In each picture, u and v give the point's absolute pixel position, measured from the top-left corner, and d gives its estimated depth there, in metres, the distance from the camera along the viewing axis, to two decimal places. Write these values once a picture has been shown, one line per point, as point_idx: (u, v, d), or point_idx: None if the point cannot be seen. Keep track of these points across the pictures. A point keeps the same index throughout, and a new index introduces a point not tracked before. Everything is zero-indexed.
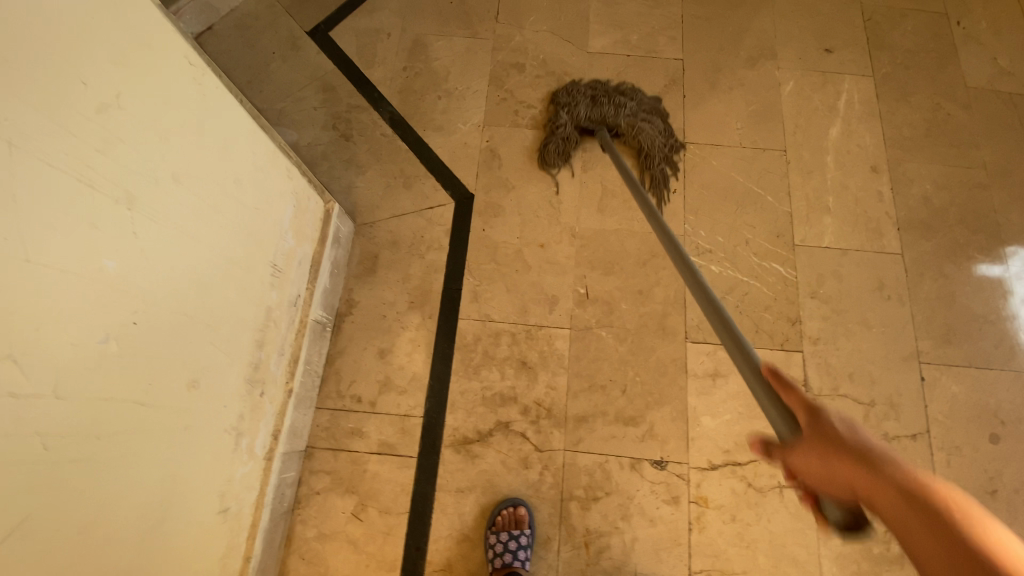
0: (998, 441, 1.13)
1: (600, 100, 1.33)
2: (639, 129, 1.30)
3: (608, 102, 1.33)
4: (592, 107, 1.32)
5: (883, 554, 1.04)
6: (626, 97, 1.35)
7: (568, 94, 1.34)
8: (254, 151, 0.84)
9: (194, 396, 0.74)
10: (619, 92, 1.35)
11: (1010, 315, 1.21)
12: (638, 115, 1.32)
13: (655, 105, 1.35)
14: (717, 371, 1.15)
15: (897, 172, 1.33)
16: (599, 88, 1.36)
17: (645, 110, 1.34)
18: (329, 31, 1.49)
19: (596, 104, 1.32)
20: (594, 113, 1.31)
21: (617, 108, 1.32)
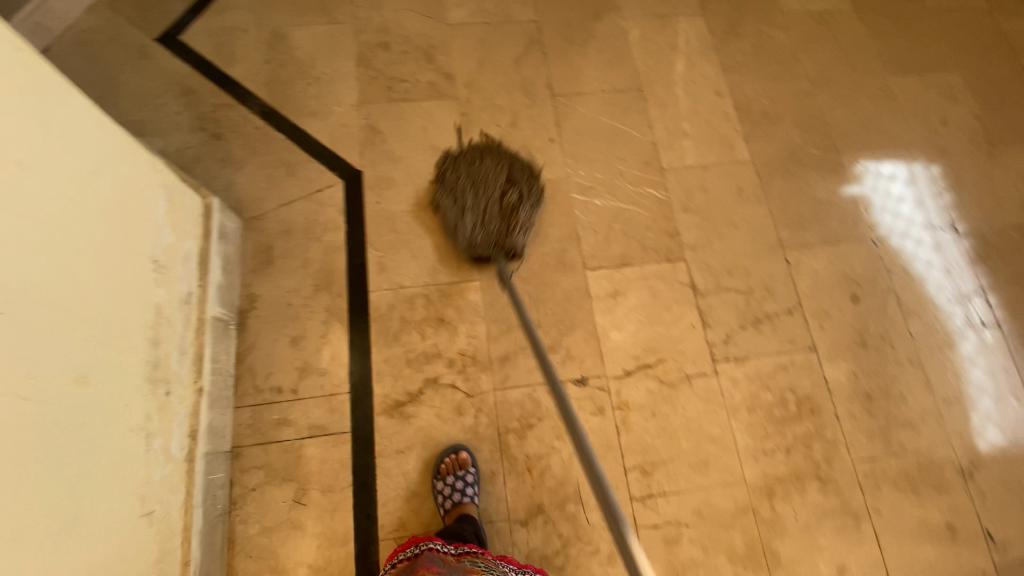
0: (858, 300, 1.33)
1: (477, 199, 1.23)
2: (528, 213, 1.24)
3: (487, 199, 1.23)
4: (477, 216, 1.21)
5: (783, 414, 1.20)
6: (497, 182, 1.26)
7: (479, 176, 1.27)
8: (110, 144, 0.82)
9: (86, 393, 0.72)
10: (487, 177, 1.26)
11: (849, 196, 1.43)
12: (520, 199, 1.25)
13: (525, 171, 1.29)
14: (616, 290, 1.25)
15: (737, 93, 1.50)
16: (514, 185, 1.26)
17: (520, 188, 1.27)
18: (180, 35, 1.43)
19: (476, 207, 1.22)
20: (482, 223, 1.21)
21: (500, 204, 1.23)
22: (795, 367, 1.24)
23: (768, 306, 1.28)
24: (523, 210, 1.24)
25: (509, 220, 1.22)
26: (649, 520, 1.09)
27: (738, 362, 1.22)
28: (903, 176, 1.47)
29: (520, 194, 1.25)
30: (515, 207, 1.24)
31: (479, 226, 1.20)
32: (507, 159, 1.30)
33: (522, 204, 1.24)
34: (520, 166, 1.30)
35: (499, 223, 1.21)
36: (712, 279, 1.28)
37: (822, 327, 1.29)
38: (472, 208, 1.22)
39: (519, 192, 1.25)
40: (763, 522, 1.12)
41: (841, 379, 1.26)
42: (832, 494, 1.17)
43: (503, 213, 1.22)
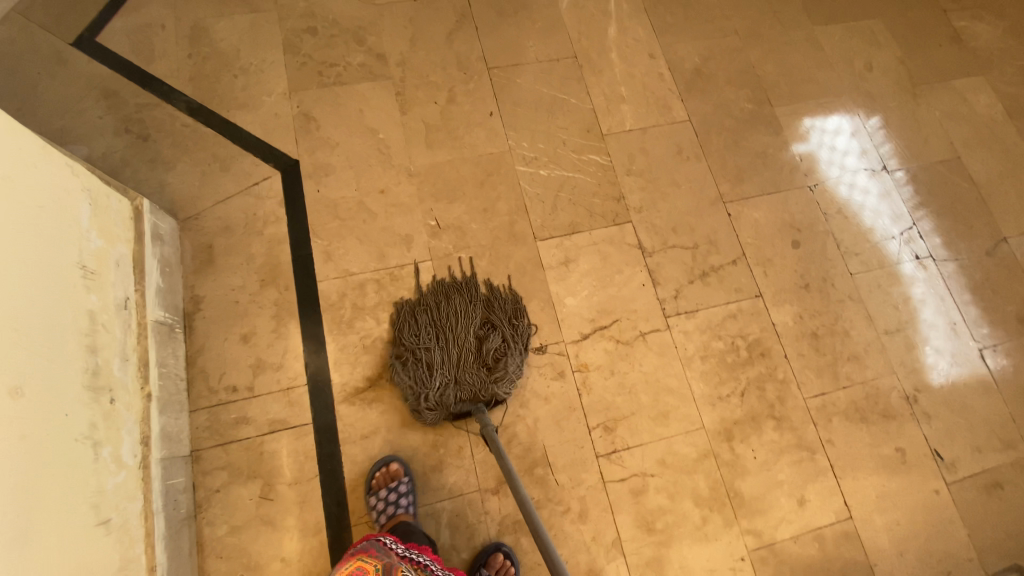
0: (799, 245, 1.38)
1: (448, 351, 1.11)
2: (508, 361, 1.12)
3: (460, 351, 1.11)
4: (450, 370, 1.10)
5: (737, 360, 1.25)
6: (471, 327, 1.14)
7: (448, 320, 1.15)
8: (20, 146, 0.79)
9: (22, 404, 0.70)
10: (459, 323, 1.14)
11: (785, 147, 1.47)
12: (497, 344, 1.13)
13: (501, 309, 1.18)
14: (567, 258, 1.27)
15: (671, 54, 1.53)
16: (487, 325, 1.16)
17: (495, 328, 1.16)
18: (93, 36, 1.36)
19: (449, 360, 1.11)
20: (458, 381, 1.09)
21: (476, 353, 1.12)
22: (744, 315, 1.29)
23: (714, 258, 1.32)
24: (502, 358, 1.13)
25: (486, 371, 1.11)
26: (617, 474, 1.12)
27: (689, 315, 1.25)
28: (848, 128, 1.53)
29: (499, 337, 1.14)
30: (493, 357, 1.13)
31: (455, 384, 1.08)
32: (481, 299, 1.19)
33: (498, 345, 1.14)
34: (495, 304, 1.19)
35: (477, 376, 1.09)
36: (658, 238, 1.31)
37: (766, 274, 1.34)
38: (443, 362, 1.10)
39: (496, 335, 1.14)
40: (725, 464, 1.17)
41: (788, 322, 1.31)
42: (787, 432, 1.23)
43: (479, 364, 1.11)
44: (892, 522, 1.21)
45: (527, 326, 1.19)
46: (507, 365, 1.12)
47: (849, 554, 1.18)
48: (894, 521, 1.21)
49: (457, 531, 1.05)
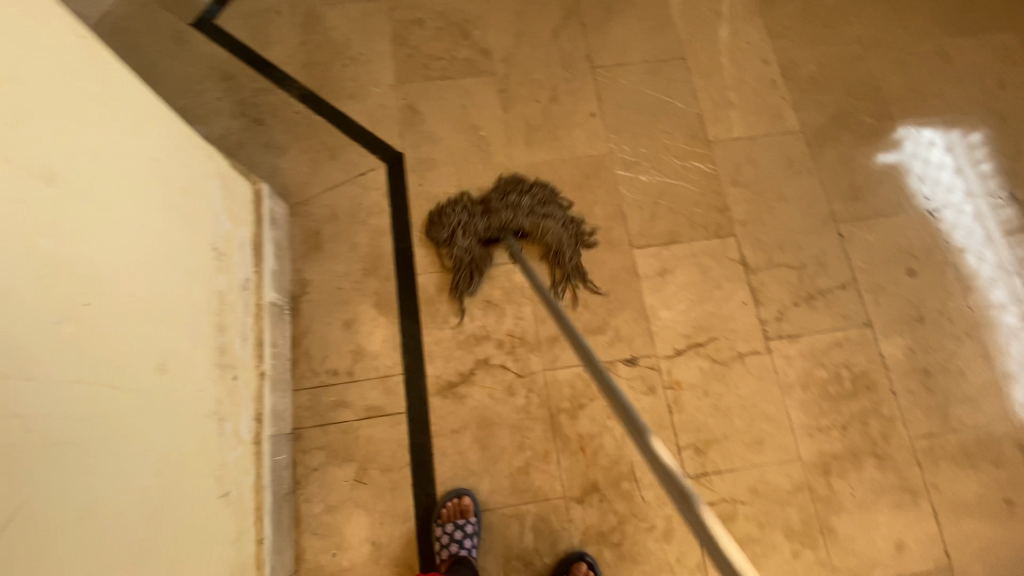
0: (914, 274, 1.28)
1: (495, 200, 1.21)
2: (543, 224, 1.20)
3: (506, 202, 1.21)
4: (490, 211, 1.20)
5: (838, 391, 1.18)
6: (524, 190, 1.24)
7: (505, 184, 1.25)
8: (168, 131, 0.82)
9: (166, 380, 0.73)
10: (516, 184, 1.24)
11: (903, 166, 1.37)
12: (541, 210, 1.21)
13: (557, 197, 1.26)
14: (665, 268, 1.23)
15: (785, 60, 1.44)
16: (536, 195, 1.23)
17: (546, 204, 1.23)
18: (215, 20, 1.42)
19: (493, 205, 1.21)
20: (492, 222, 1.19)
21: (519, 207, 1.21)
22: (849, 343, 1.22)
23: (821, 281, 1.25)
24: (540, 219, 1.20)
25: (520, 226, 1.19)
26: (705, 497, 1.09)
27: (790, 339, 1.20)
28: (942, 143, 1.40)
29: (544, 206, 1.22)
30: (533, 216, 1.20)
31: (488, 222, 1.19)
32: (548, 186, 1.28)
33: (539, 209, 1.21)
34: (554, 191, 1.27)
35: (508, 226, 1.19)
36: (763, 255, 1.25)
37: (877, 302, 1.26)
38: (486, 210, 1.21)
39: (543, 204, 1.22)
40: (820, 499, 1.12)
41: (897, 355, 1.23)
42: (889, 472, 1.16)
43: (518, 214, 1.20)
44: None
45: (577, 221, 1.24)
46: (541, 224, 1.19)
47: None
48: None
49: (540, 536, 1.05)
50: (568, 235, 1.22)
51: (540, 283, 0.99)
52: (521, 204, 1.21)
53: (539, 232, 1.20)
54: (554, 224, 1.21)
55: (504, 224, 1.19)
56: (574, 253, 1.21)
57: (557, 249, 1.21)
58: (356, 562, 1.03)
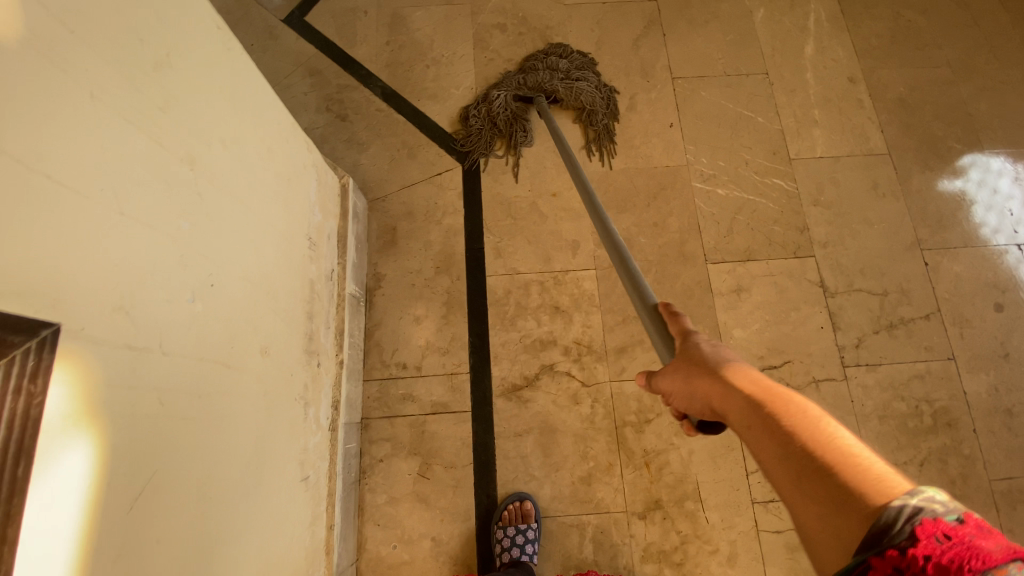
0: (1004, 309, 1.22)
1: (533, 67, 1.34)
2: (577, 86, 1.32)
3: (543, 69, 1.34)
4: (526, 75, 1.33)
5: (918, 427, 1.13)
6: (562, 58, 1.36)
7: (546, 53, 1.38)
8: (278, 122, 0.85)
9: (267, 362, 0.76)
10: (555, 52, 1.37)
11: (992, 197, 1.30)
12: (573, 78, 1.33)
13: (592, 66, 1.37)
14: (739, 286, 1.21)
15: (872, 80, 1.40)
16: (573, 62, 1.36)
17: (582, 72, 1.35)
18: (306, 16, 1.47)
19: (529, 71, 1.34)
20: (531, 81, 1.33)
21: (553, 71, 1.33)
22: (931, 377, 1.16)
23: (904, 309, 1.20)
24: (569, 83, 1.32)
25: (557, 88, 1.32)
26: (772, 525, 1.05)
27: (870, 368, 1.16)
28: (1012, 173, 1.32)
29: (576, 73, 1.34)
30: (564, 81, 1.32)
31: (527, 80, 1.32)
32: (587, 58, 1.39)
33: (574, 73, 1.34)
34: (591, 61, 1.38)
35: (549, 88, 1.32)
36: (842, 278, 1.21)
37: (962, 336, 1.20)
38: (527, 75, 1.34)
39: (577, 71, 1.34)
40: None
41: (981, 393, 1.16)
42: None
43: (551, 78, 1.32)
44: None
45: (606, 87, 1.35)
46: (573, 86, 1.31)
47: None
48: None
49: (600, 548, 1.04)
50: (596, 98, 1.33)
51: (556, 131, 1.15)
52: (558, 69, 1.34)
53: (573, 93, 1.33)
54: (587, 86, 1.33)
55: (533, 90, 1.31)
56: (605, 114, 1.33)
57: (590, 108, 1.33)
58: (416, 556, 1.04)
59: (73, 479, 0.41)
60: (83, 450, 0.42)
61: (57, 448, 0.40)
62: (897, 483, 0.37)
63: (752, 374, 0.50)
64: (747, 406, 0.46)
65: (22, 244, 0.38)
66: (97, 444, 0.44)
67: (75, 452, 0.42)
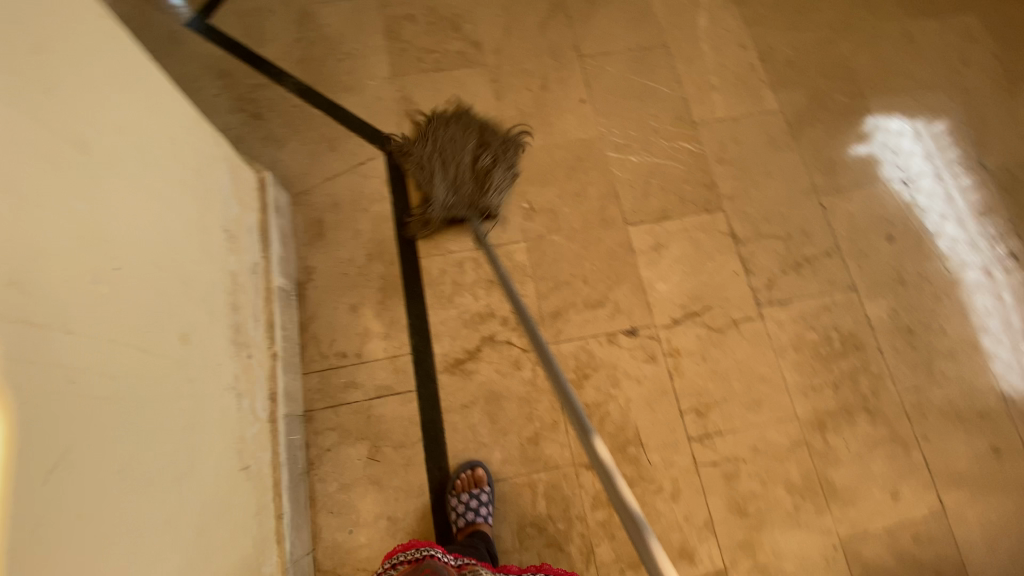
0: (894, 240, 1.35)
1: (445, 167, 1.25)
2: (495, 174, 1.26)
3: (457, 167, 1.26)
4: (448, 182, 1.24)
5: (829, 352, 1.24)
6: (460, 144, 1.28)
7: (441, 140, 1.28)
8: (180, 114, 0.85)
9: (188, 350, 0.75)
10: (450, 139, 1.28)
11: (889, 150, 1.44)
12: (488, 162, 1.27)
13: (488, 135, 1.31)
14: (658, 243, 1.28)
15: (761, 45, 1.52)
16: (473, 143, 1.28)
17: (488, 151, 1.29)
18: (210, 19, 1.44)
19: (446, 174, 1.25)
20: (450, 182, 1.24)
21: (468, 166, 1.26)
22: (837, 307, 1.28)
23: (808, 249, 1.31)
24: (489, 171, 1.26)
25: (479, 181, 1.25)
26: (708, 457, 1.13)
27: (782, 304, 1.25)
28: (911, 132, 1.46)
29: (487, 157, 1.27)
30: (482, 172, 1.26)
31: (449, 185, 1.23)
32: (475, 125, 1.32)
33: (481, 156, 1.27)
34: (483, 132, 1.31)
35: (472, 185, 1.24)
36: (750, 227, 1.31)
37: (860, 267, 1.32)
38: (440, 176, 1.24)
39: (489, 152, 1.28)
40: (817, 454, 1.17)
41: (882, 315, 1.29)
42: (881, 425, 1.21)
43: (473, 175, 1.25)
44: (990, 522, 1.17)
45: (512, 147, 1.31)
46: (492, 177, 1.26)
47: (945, 552, 1.15)
48: (993, 521, 1.17)
49: (553, 502, 1.08)
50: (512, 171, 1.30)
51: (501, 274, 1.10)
52: (466, 163, 1.26)
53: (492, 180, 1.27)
54: (501, 168, 1.28)
55: (466, 196, 1.23)
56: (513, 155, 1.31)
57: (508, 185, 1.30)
58: (373, 538, 1.05)
59: None
60: None
61: None
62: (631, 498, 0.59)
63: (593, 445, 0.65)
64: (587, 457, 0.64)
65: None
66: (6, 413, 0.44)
67: None
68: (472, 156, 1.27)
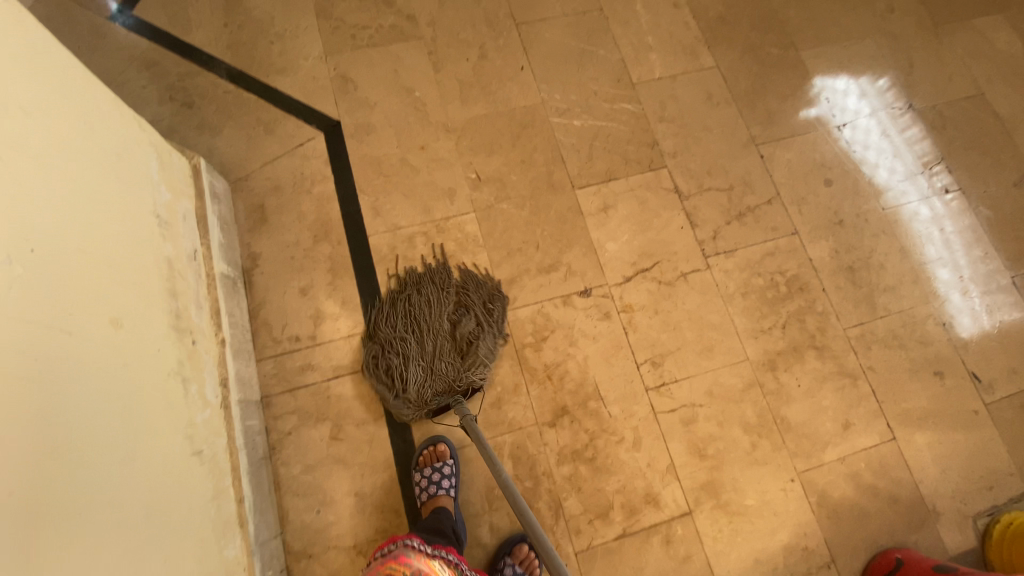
0: (832, 184, 1.40)
1: (422, 342, 1.10)
2: (479, 343, 1.12)
3: (436, 340, 1.11)
4: (428, 363, 1.08)
5: (776, 296, 1.28)
6: (433, 308, 1.14)
7: (415, 312, 1.14)
8: (97, 96, 0.82)
9: (123, 335, 0.74)
10: (421, 302, 1.15)
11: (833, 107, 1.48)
12: (469, 329, 1.13)
13: (469, 291, 1.18)
14: (606, 204, 1.30)
15: (694, 3, 1.54)
16: (447, 307, 1.15)
17: (467, 313, 1.15)
18: (130, 9, 1.39)
19: (426, 351, 1.10)
20: (428, 361, 1.09)
21: (448, 336, 1.11)
22: (781, 252, 1.32)
23: (750, 199, 1.35)
24: (472, 341, 1.12)
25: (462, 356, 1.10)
26: (667, 406, 1.16)
27: (728, 254, 1.29)
28: (856, 89, 1.50)
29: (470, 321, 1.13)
30: (464, 342, 1.12)
31: (425, 363, 1.08)
32: (452, 285, 1.19)
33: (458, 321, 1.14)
34: (462, 291, 1.17)
35: (454, 361, 1.09)
36: (694, 181, 1.34)
37: (801, 213, 1.36)
38: (416, 355, 1.09)
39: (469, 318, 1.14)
40: (770, 393, 1.21)
41: (824, 257, 1.34)
42: (829, 360, 1.26)
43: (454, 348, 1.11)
44: (935, 442, 1.24)
45: (498, 302, 1.18)
46: (474, 347, 1.11)
47: (894, 474, 1.21)
48: (937, 441, 1.24)
49: (519, 463, 1.10)
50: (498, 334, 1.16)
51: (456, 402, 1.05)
52: (443, 329, 1.12)
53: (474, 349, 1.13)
54: (482, 334, 1.13)
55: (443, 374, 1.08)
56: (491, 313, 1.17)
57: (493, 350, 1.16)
58: (342, 515, 1.05)
59: None
60: None
61: None
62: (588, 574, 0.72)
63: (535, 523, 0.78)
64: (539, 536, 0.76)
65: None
66: None
67: None
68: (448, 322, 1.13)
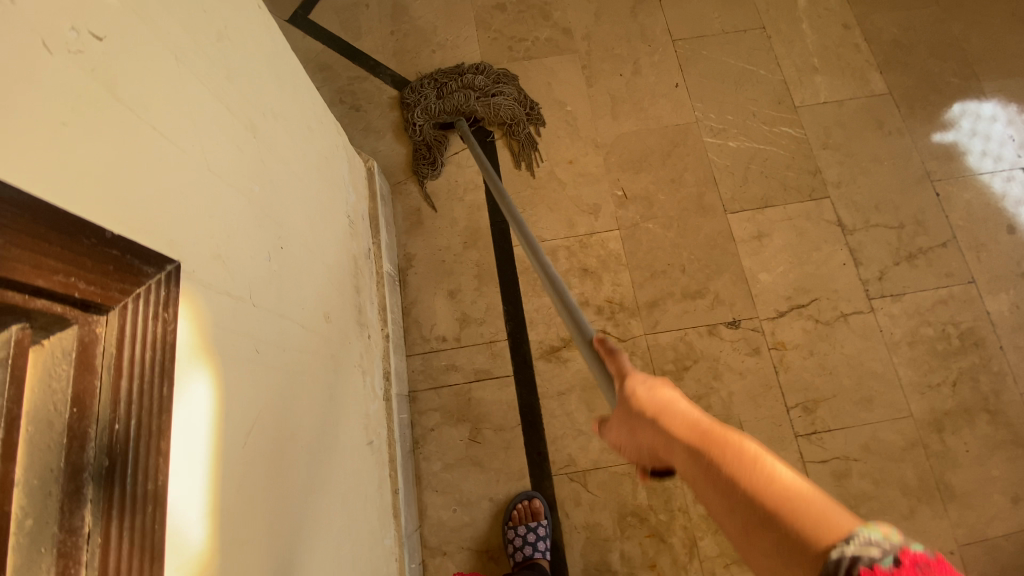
0: (1016, 231, 1.25)
1: (454, 84, 1.33)
2: (496, 104, 1.31)
3: (462, 92, 1.32)
4: (445, 105, 1.31)
5: (947, 349, 1.17)
6: (475, 73, 1.36)
7: (458, 71, 1.36)
8: (313, 102, 0.89)
9: (330, 327, 0.79)
10: (468, 68, 1.36)
11: (986, 135, 1.33)
12: (498, 92, 1.33)
13: (514, 79, 1.36)
14: (760, 232, 1.24)
15: (866, 24, 1.43)
16: (484, 76, 1.35)
17: (501, 87, 1.34)
18: (309, 15, 1.48)
19: (450, 98, 1.32)
20: (444, 103, 1.31)
21: (472, 92, 1.32)
22: (955, 301, 1.20)
23: (922, 240, 1.24)
24: (494, 95, 1.32)
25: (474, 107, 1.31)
26: (817, 455, 1.10)
27: (894, 298, 1.19)
28: (1004, 117, 1.34)
29: (498, 92, 1.33)
30: (486, 93, 1.33)
31: (440, 104, 1.31)
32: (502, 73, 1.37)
33: (489, 86, 1.33)
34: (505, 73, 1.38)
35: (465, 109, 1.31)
36: (859, 216, 1.25)
37: (980, 260, 1.23)
38: (441, 104, 1.31)
39: (498, 90, 1.33)
40: (934, 455, 1.10)
41: (1004, 312, 1.20)
42: (1003, 428, 1.13)
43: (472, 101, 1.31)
44: None
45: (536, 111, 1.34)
46: (491, 102, 1.31)
47: None
48: None
49: (653, 493, 1.08)
50: (522, 110, 1.34)
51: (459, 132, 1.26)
52: (474, 86, 1.33)
53: (489, 108, 1.32)
54: (504, 100, 1.32)
55: (457, 105, 1.31)
56: (523, 102, 1.34)
57: (509, 122, 1.32)
58: (476, 517, 1.07)
59: (200, 410, 0.45)
60: (204, 383, 0.46)
61: (188, 379, 0.44)
62: (840, 518, 0.38)
63: (685, 413, 0.50)
64: (687, 456, 0.47)
65: (129, 178, 0.40)
66: (215, 377, 0.48)
67: (199, 384, 0.45)
68: (480, 85, 1.33)
